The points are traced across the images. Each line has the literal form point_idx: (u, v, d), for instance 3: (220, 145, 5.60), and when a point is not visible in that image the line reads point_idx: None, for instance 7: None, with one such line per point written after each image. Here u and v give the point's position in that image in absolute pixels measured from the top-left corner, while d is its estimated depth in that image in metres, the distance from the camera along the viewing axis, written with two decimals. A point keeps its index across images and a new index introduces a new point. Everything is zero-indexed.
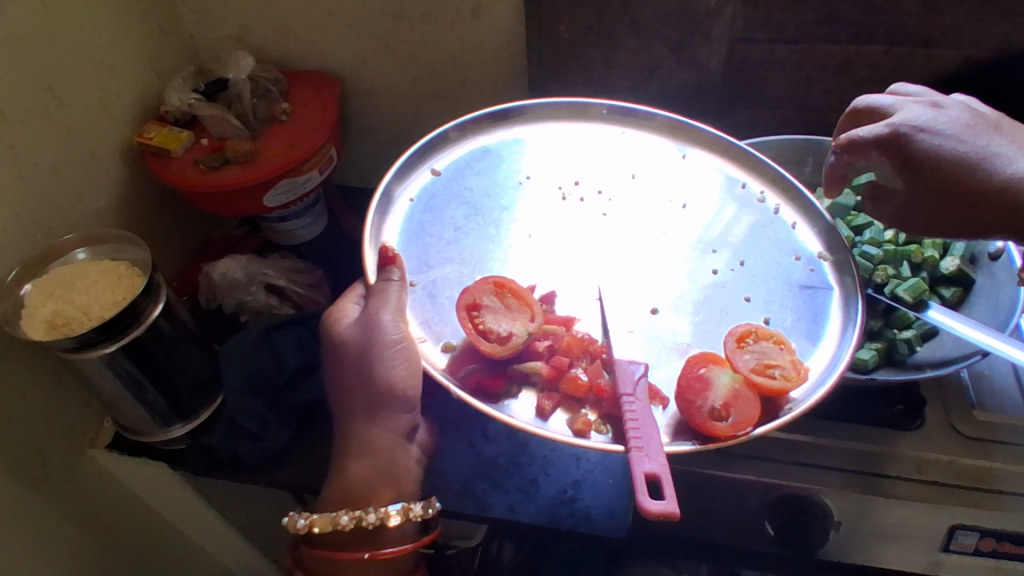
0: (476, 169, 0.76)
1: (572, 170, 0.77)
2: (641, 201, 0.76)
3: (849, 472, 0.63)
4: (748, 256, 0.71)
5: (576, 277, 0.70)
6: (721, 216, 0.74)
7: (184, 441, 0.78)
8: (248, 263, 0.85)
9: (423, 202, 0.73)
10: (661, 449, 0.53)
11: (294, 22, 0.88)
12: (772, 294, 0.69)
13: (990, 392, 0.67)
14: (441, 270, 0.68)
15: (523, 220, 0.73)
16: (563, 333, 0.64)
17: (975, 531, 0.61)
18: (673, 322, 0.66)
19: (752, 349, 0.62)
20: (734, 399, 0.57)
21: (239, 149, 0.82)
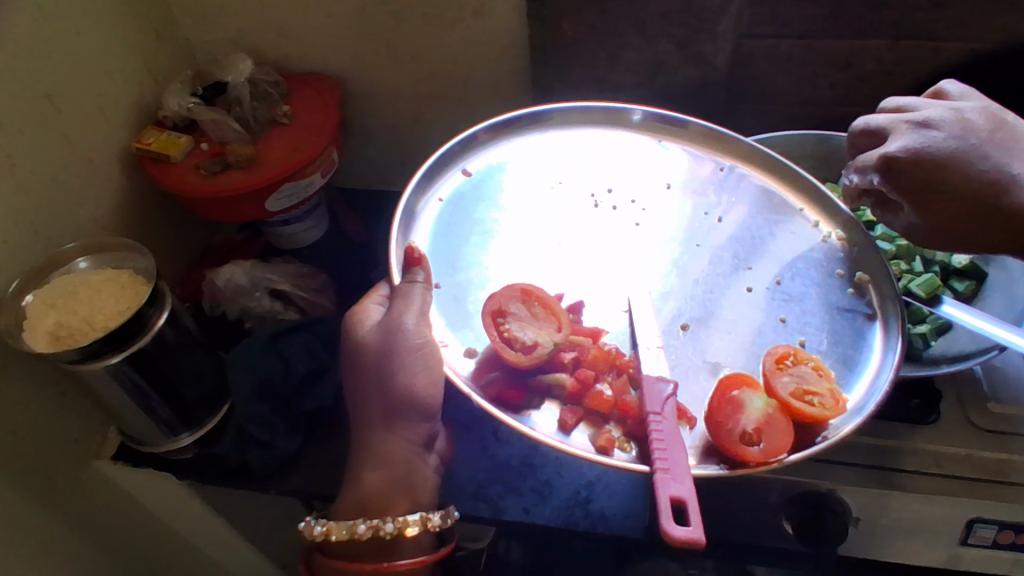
0: (508, 173, 0.75)
1: (605, 178, 0.77)
2: (672, 212, 0.75)
3: (865, 467, 0.63)
4: (778, 271, 0.71)
5: (602, 288, 0.69)
6: (752, 231, 0.74)
7: (192, 450, 0.76)
8: (252, 268, 0.85)
9: (453, 202, 0.72)
10: (687, 472, 0.52)
11: (292, 24, 0.86)
12: (805, 312, 0.68)
13: (1004, 383, 0.68)
14: (467, 275, 0.68)
15: (550, 230, 0.73)
16: (589, 345, 0.63)
17: (995, 524, 0.61)
18: (705, 338, 0.66)
19: (791, 371, 0.62)
20: (765, 425, 0.57)
21: (241, 153, 0.80)
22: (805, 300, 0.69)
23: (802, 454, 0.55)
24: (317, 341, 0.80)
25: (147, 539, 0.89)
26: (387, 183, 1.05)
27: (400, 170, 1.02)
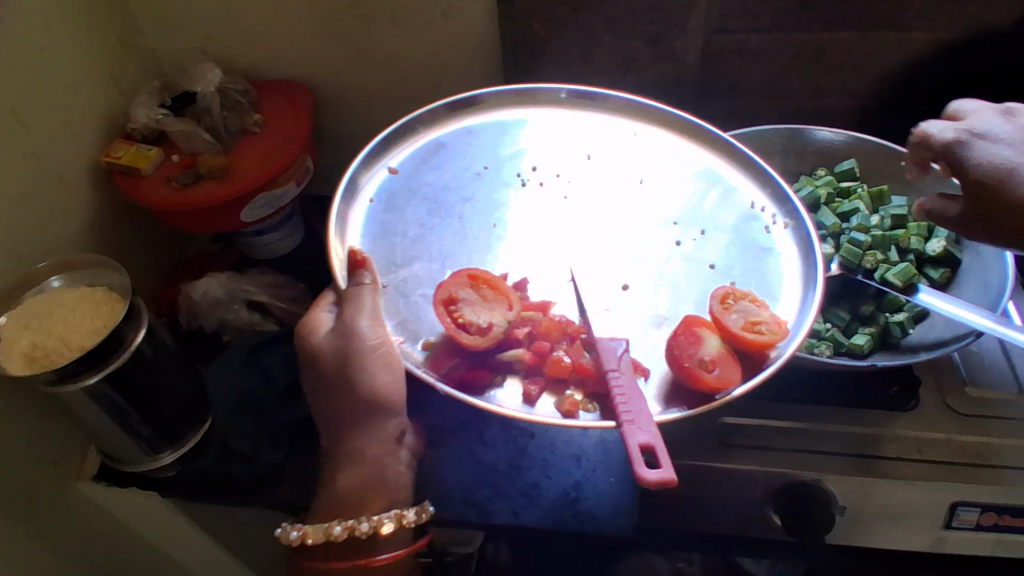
0: (431, 164, 0.74)
1: (529, 155, 0.76)
2: (606, 178, 0.75)
3: (847, 455, 0.63)
4: (721, 223, 0.70)
5: (549, 263, 0.69)
6: (685, 184, 0.73)
7: (174, 468, 0.74)
8: (228, 281, 0.83)
9: (385, 204, 0.71)
10: (651, 420, 0.52)
11: (261, 30, 0.85)
12: (735, 259, 0.68)
13: (980, 367, 0.69)
14: (410, 268, 0.67)
15: (483, 211, 0.72)
16: (540, 318, 0.63)
17: (977, 507, 0.62)
18: (645, 299, 0.66)
19: (735, 308, 0.61)
20: (721, 362, 0.58)
21: (213, 164, 0.79)
22: (749, 248, 0.69)
23: (759, 381, 0.56)
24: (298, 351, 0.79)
25: (131, 558, 0.87)
26: None
27: None
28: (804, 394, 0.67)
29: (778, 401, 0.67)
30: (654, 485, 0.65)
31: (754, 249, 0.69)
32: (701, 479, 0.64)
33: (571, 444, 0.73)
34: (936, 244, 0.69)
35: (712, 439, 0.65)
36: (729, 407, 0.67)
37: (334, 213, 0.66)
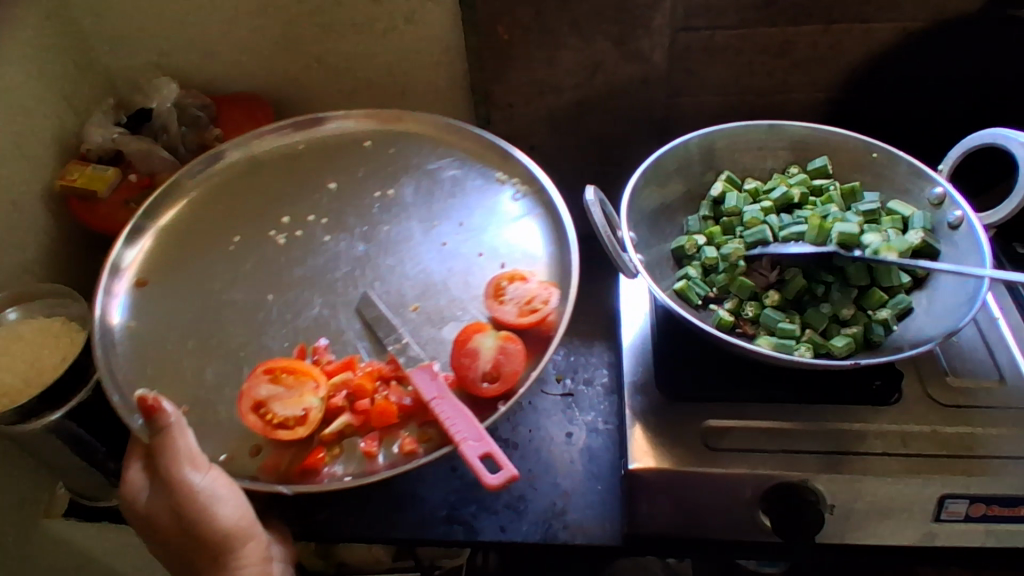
0: (183, 257, 0.71)
1: (280, 207, 0.76)
2: (355, 205, 0.76)
3: (823, 453, 0.63)
4: (442, 223, 0.74)
5: (344, 307, 0.68)
6: (387, 196, 0.76)
7: None
8: None
9: (150, 311, 0.67)
10: (475, 424, 0.56)
11: (218, 43, 0.83)
12: (445, 263, 0.71)
13: (960, 358, 0.69)
14: (215, 366, 0.64)
15: (272, 272, 0.71)
16: (352, 377, 0.62)
17: (965, 498, 0.62)
18: (447, 303, 0.68)
19: (504, 297, 0.66)
20: (499, 355, 0.61)
21: (173, 184, 0.77)
22: (471, 253, 0.72)
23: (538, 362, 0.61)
24: None
25: None
26: None
27: None
28: (790, 391, 0.66)
29: (763, 401, 0.66)
30: (644, 495, 0.64)
31: (439, 260, 0.71)
32: (687, 485, 0.63)
33: (555, 455, 0.73)
34: (914, 236, 0.65)
35: (698, 443, 0.64)
36: (713, 410, 0.66)
37: (95, 328, 0.64)
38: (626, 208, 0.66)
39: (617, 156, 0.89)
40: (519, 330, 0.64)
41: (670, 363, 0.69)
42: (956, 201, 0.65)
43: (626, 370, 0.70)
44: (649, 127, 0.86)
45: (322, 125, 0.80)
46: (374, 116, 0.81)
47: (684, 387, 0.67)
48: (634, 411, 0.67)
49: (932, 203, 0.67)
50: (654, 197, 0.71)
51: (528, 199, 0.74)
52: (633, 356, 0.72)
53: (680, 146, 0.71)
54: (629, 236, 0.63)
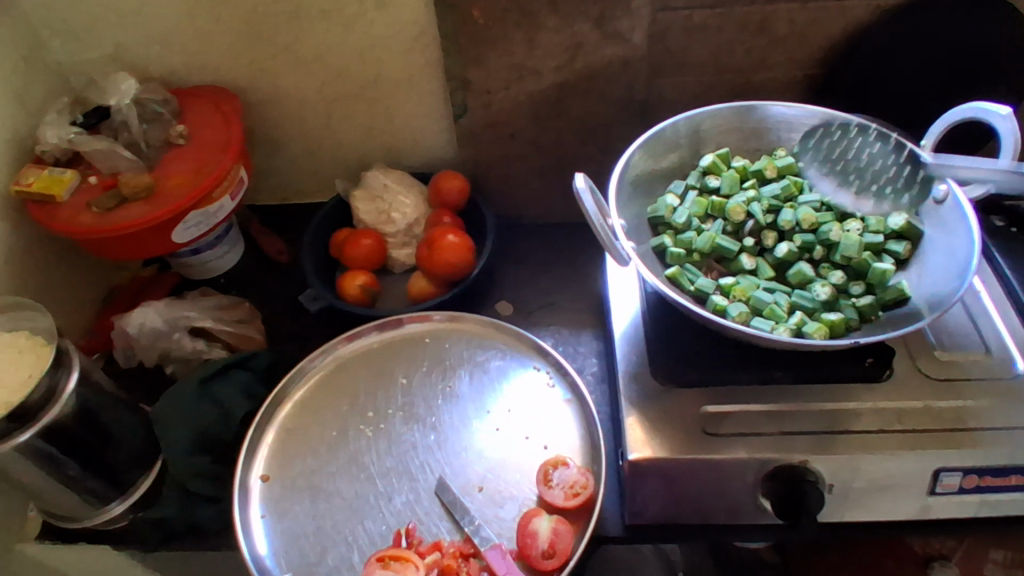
0: (294, 452, 0.72)
1: (368, 400, 0.76)
2: (426, 397, 0.76)
3: (821, 433, 0.63)
4: (494, 409, 0.75)
5: (423, 491, 0.69)
6: (445, 389, 0.77)
7: (127, 517, 0.69)
8: (166, 308, 0.76)
9: (277, 511, 0.68)
10: None
11: (177, 33, 0.79)
12: (506, 445, 0.72)
13: (948, 332, 0.69)
14: (329, 559, 0.65)
15: (358, 464, 0.71)
16: (442, 554, 0.65)
17: (959, 471, 0.62)
18: (505, 484, 0.69)
19: (555, 479, 0.68)
20: (556, 535, 0.64)
21: (137, 185, 0.72)
22: (518, 435, 0.73)
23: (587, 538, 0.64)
24: (253, 378, 0.74)
25: None
26: (301, 197, 0.97)
27: (314, 182, 0.95)
28: (786, 372, 0.66)
29: (759, 383, 0.66)
30: (641, 485, 0.64)
31: (490, 442, 0.72)
32: (686, 473, 0.62)
33: None
34: (898, 218, 0.66)
35: (697, 430, 0.63)
36: (710, 395, 0.65)
37: (242, 551, 0.64)
38: (614, 193, 0.64)
39: (601, 141, 0.87)
40: (569, 511, 0.67)
41: (663, 350, 0.68)
42: (940, 175, 0.65)
43: (620, 358, 0.69)
44: (632, 110, 0.84)
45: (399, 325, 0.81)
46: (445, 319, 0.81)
47: (680, 373, 0.66)
48: (629, 399, 0.66)
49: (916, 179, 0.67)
50: (640, 182, 0.70)
51: (564, 382, 0.76)
52: (625, 344, 0.70)
53: (668, 127, 0.70)
54: (619, 224, 0.62)
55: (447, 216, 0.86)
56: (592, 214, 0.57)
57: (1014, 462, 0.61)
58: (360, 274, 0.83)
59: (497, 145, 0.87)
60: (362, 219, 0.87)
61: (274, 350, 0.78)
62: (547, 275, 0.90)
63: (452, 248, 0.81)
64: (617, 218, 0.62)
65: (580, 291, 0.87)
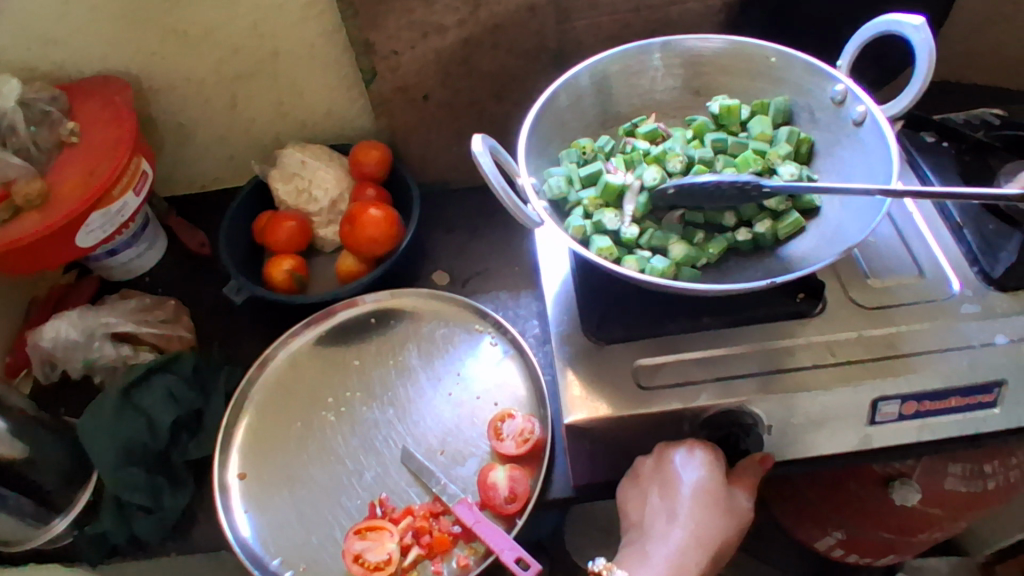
0: (259, 446, 0.72)
1: (326, 386, 0.76)
2: (381, 376, 0.76)
3: (762, 374, 0.62)
4: (443, 375, 0.76)
5: (390, 462, 0.71)
6: (396, 363, 0.77)
7: (71, 534, 0.67)
8: (81, 318, 0.73)
9: (261, 505, 0.69)
10: (507, 539, 0.63)
11: (53, 26, 0.74)
12: (458, 409, 0.73)
13: (878, 256, 0.68)
14: (317, 539, 0.67)
15: (325, 448, 0.72)
16: (414, 517, 0.66)
17: (896, 398, 0.62)
18: (464, 442, 0.71)
19: (505, 431, 0.70)
20: (513, 481, 0.67)
21: (29, 192, 0.68)
22: (469, 397, 0.74)
23: (543, 480, 0.67)
24: (180, 381, 0.72)
25: None
26: (222, 182, 0.93)
27: (231, 165, 0.91)
28: (717, 317, 0.65)
29: (689, 332, 0.65)
30: (583, 446, 0.63)
31: (445, 406, 0.74)
32: (624, 430, 0.62)
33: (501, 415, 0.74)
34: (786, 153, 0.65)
35: (631, 385, 0.62)
36: (641, 349, 0.64)
37: (233, 547, 0.66)
38: (523, 149, 0.62)
39: (519, 93, 0.84)
40: (522, 458, 0.69)
41: (594, 305, 0.67)
42: (858, 97, 0.61)
43: (552, 320, 0.67)
44: (546, 58, 0.81)
45: (335, 314, 0.79)
46: (386, 297, 0.80)
47: (610, 329, 0.65)
48: (563, 359, 0.65)
49: (836, 103, 0.64)
50: (550, 136, 0.66)
51: (504, 339, 0.77)
52: (558, 305, 0.68)
53: (571, 79, 0.66)
54: (527, 182, 0.59)
55: (370, 188, 0.83)
56: (493, 180, 0.54)
57: (947, 384, 0.61)
58: (286, 258, 0.81)
59: (412, 110, 0.83)
60: (282, 200, 0.84)
61: (202, 350, 0.76)
62: (481, 239, 0.87)
63: (374, 223, 0.78)
64: (526, 176, 0.59)
65: (514, 252, 0.85)
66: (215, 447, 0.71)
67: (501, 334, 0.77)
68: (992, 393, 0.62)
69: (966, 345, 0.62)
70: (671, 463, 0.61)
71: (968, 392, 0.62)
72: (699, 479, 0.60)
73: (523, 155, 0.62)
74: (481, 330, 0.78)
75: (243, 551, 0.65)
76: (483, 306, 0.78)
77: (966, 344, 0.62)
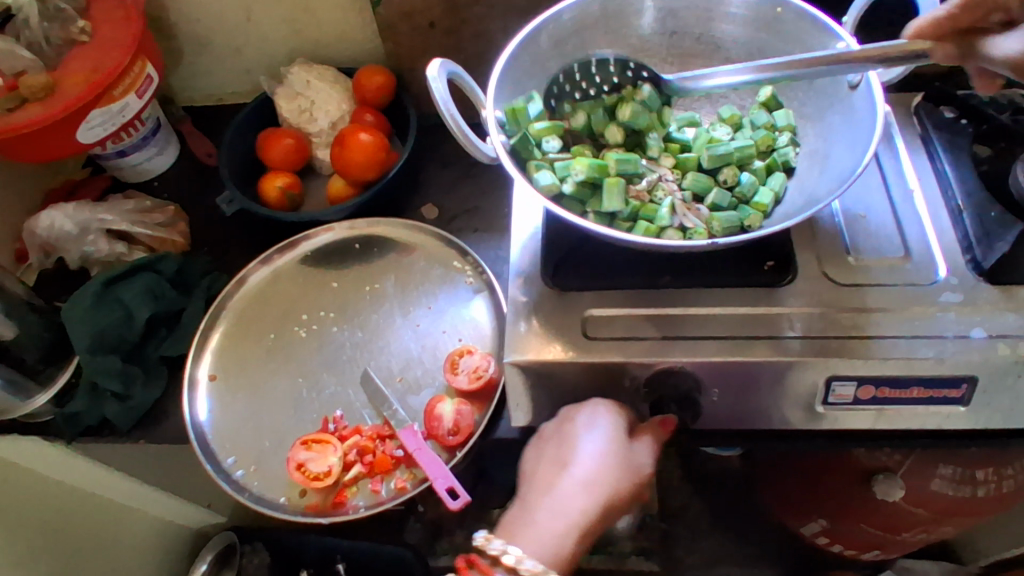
0: (230, 351, 0.75)
1: (302, 304, 0.78)
2: (354, 301, 0.78)
3: (720, 338, 0.59)
4: (413, 306, 0.77)
5: (351, 381, 0.73)
6: (372, 288, 0.79)
7: (49, 412, 0.72)
8: (77, 210, 0.76)
9: (224, 405, 0.72)
10: (442, 466, 0.65)
11: None
12: (422, 341, 0.75)
13: (864, 233, 0.64)
14: (268, 444, 0.70)
15: (291, 361, 0.74)
16: (360, 436, 0.69)
17: (852, 381, 0.59)
18: (422, 373, 0.73)
19: (461, 366, 0.71)
20: (459, 414, 0.68)
21: (34, 84, 0.71)
22: (435, 330, 0.75)
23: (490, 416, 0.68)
24: (163, 281, 0.75)
25: (67, 500, 0.88)
26: (237, 97, 0.95)
27: (245, 80, 0.93)
28: (675, 277, 0.63)
29: (649, 289, 0.63)
30: (524, 390, 0.62)
31: (409, 338, 0.75)
32: (569, 379, 0.61)
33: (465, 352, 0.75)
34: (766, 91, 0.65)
35: (578, 332, 0.61)
36: (597, 299, 0.63)
37: (190, 434, 0.69)
38: (495, 83, 0.60)
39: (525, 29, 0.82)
40: (474, 395, 0.70)
41: (556, 252, 0.66)
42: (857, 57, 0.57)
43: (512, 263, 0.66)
44: None
45: (317, 236, 0.81)
46: (370, 224, 0.81)
47: (567, 277, 0.64)
48: (517, 301, 0.64)
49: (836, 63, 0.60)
50: (527, 74, 0.64)
51: (479, 279, 0.77)
52: (523, 251, 0.67)
53: (555, 18, 0.63)
54: (490, 115, 0.58)
55: (370, 114, 0.83)
56: (442, 105, 0.52)
57: (911, 374, 0.58)
58: (280, 175, 0.82)
59: (417, 38, 0.83)
60: (285, 118, 0.85)
61: (191, 255, 0.79)
62: (476, 176, 0.87)
63: (364, 147, 0.78)
64: (490, 108, 0.58)
65: (506, 191, 0.85)
66: (189, 347, 0.75)
67: (477, 272, 0.77)
68: (961, 389, 0.59)
69: (938, 336, 0.58)
70: (574, 422, 0.61)
71: (933, 384, 0.59)
72: (598, 437, 0.60)
73: (495, 89, 0.60)
74: (457, 267, 0.78)
75: (199, 446, 0.69)
76: (462, 244, 0.78)
77: (938, 334, 0.58)
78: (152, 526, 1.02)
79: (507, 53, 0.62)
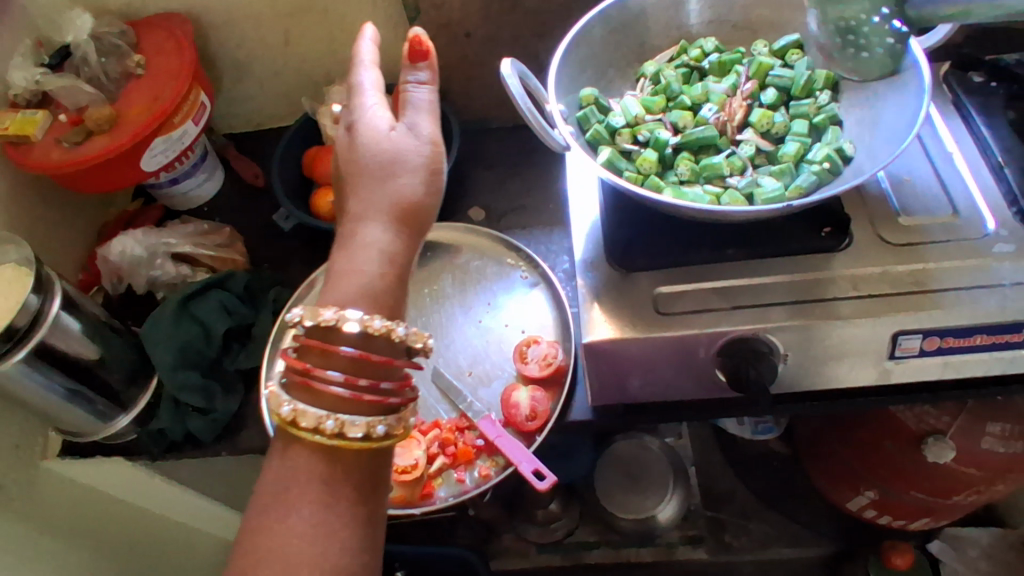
0: None
1: None
2: (417, 304, 0.80)
3: (787, 303, 0.62)
4: (474, 304, 0.79)
5: (423, 378, 0.76)
6: (431, 290, 0.81)
7: (133, 431, 0.76)
8: (145, 235, 0.79)
9: None
10: (523, 450, 0.68)
11: None
12: (488, 335, 0.77)
13: (912, 195, 0.67)
14: None
15: None
16: (440, 429, 0.72)
17: (918, 334, 0.62)
18: (491, 366, 0.75)
19: (530, 355, 0.73)
20: (535, 400, 0.71)
21: (99, 116, 0.74)
22: (498, 324, 0.78)
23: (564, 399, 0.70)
24: (232, 296, 0.77)
25: (137, 523, 0.89)
26: (276, 121, 0.98)
27: (285, 104, 0.96)
28: (738, 249, 0.65)
29: (712, 262, 0.65)
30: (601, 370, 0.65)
31: (474, 334, 0.77)
32: (645, 354, 0.63)
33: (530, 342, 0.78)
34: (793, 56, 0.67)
35: (651, 309, 0.63)
36: (663, 276, 0.65)
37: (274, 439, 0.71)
38: (553, 78, 0.63)
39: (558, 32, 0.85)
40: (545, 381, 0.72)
41: (619, 236, 0.68)
42: None
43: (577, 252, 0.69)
44: None
45: None
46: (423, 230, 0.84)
47: (634, 258, 0.66)
48: (587, 286, 0.66)
49: None
50: (578, 70, 0.67)
51: (535, 273, 0.79)
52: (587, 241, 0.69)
53: (602, 14, 0.66)
54: (555, 108, 0.60)
55: None
56: (519, 100, 0.55)
57: (975, 322, 0.60)
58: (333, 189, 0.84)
59: (455, 48, 0.86)
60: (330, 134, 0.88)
61: (253, 270, 0.82)
62: (518, 176, 0.90)
63: None
64: (554, 103, 0.61)
65: (550, 188, 0.88)
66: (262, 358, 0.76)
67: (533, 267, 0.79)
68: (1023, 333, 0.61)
69: (996, 284, 0.61)
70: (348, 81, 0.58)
71: (997, 331, 0.61)
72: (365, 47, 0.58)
73: (554, 84, 0.63)
74: (513, 263, 0.80)
75: None
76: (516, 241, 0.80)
77: (997, 282, 0.61)
78: (215, 546, 1.03)
79: (559, 51, 0.65)
